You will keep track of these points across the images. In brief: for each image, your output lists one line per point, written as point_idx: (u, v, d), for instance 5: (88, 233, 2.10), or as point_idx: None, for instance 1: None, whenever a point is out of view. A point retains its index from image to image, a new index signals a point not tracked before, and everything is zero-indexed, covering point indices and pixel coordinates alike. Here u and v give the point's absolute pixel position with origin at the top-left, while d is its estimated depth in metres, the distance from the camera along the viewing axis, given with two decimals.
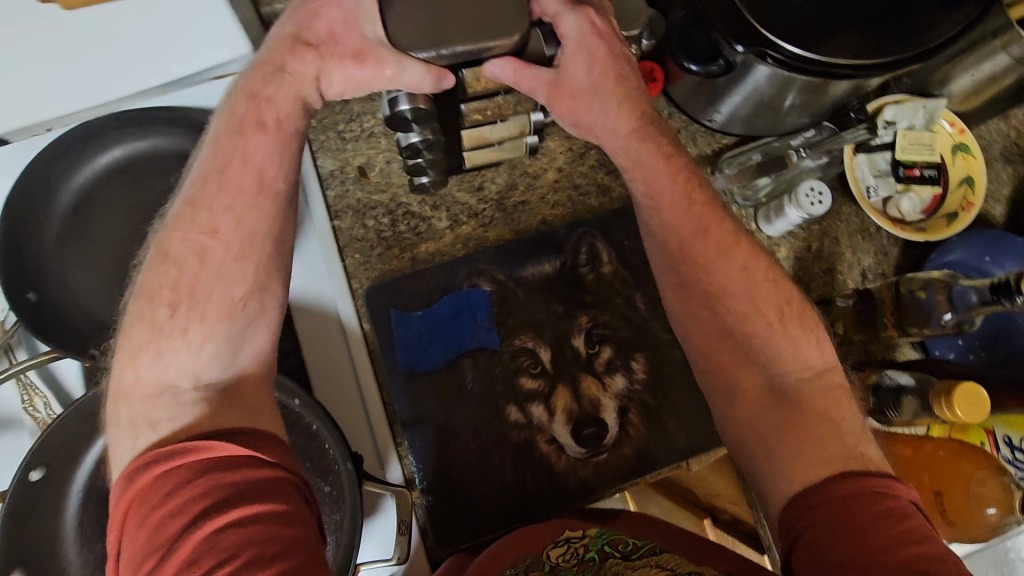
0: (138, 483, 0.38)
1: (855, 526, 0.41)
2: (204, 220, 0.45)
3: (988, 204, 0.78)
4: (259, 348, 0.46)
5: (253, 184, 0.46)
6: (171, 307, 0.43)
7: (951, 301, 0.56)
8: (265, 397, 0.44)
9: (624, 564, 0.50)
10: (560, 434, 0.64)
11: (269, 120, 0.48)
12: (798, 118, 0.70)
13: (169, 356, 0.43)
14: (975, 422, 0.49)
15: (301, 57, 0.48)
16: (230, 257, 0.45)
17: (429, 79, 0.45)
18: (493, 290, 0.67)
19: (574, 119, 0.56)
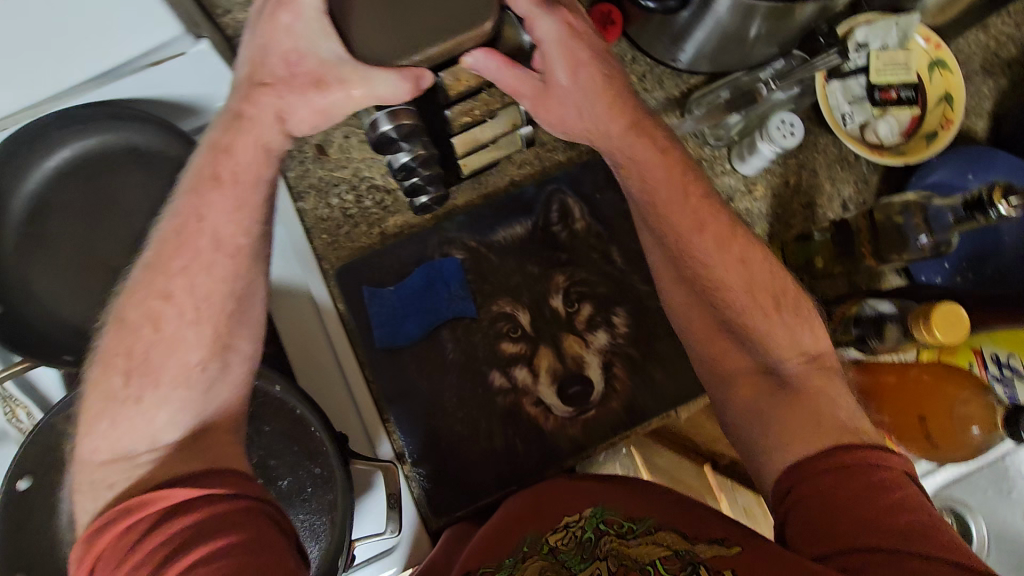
0: (99, 542, 0.36)
1: (843, 502, 0.43)
2: (159, 287, 0.42)
3: (970, 122, 0.76)
4: (226, 403, 0.43)
5: (210, 246, 0.43)
6: (125, 376, 0.40)
7: (928, 224, 0.54)
8: (234, 442, 0.42)
9: (619, 543, 0.46)
10: (546, 395, 0.64)
11: (225, 173, 0.44)
12: (766, 49, 0.66)
13: (124, 424, 0.40)
14: (958, 341, 0.48)
15: (260, 99, 0.44)
16: (184, 323, 0.42)
17: (406, 86, 0.41)
18: (466, 257, 0.66)
19: (563, 127, 0.54)
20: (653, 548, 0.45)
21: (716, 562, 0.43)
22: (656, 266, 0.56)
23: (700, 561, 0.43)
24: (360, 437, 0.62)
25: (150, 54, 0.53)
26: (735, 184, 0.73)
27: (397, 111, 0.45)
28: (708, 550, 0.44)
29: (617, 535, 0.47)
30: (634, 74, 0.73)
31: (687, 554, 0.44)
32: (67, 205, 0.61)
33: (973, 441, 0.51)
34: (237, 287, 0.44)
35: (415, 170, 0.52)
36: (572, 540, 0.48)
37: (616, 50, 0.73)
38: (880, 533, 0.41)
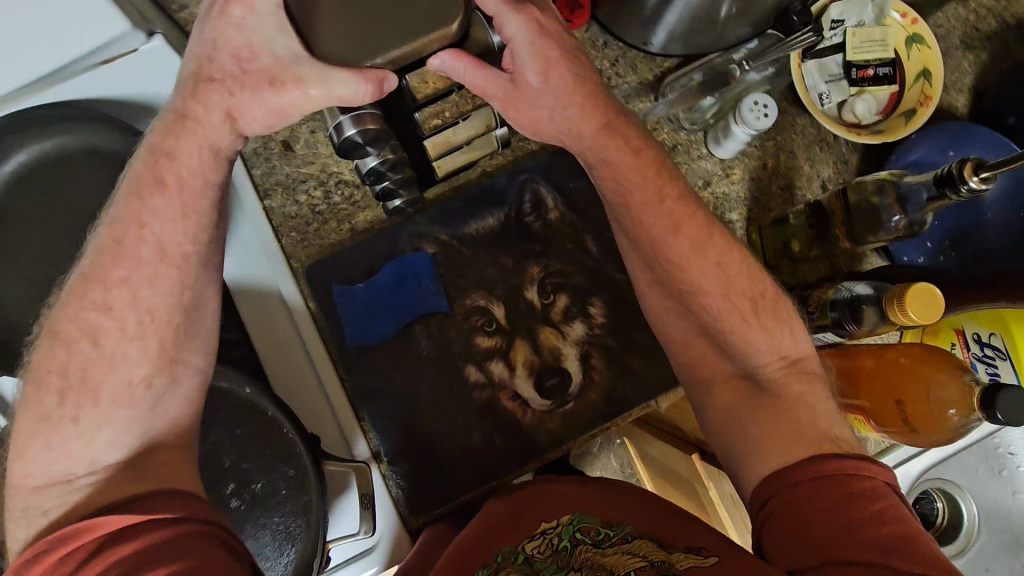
0: (29, 574, 0.35)
1: (821, 513, 0.42)
2: (97, 298, 0.40)
3: (949, 98, 0.74)
4: (175, 417, 0.42)
5: (152, 257, 0.42)
6: (59, 395, 0.39)
7: (903, 202, 0.53)
8: (184, 460, 0.41)
9: (594, 552, 0.46)
10: (523, 389, 0.63)
11: (169, 178, 0.42)
12: (738, 31, 0.64)
13: (58, 445, 0.38)
14: (931, 322, 0.47)
15: (207, 95, 0.43)
16: (126, 337, 0.41)
17: (369, 88, 0.39)
18: (437, 251, 0.65)
19: (535, 128, 0.52)
20: (628, 558, 0.44)
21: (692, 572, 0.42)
22: (632, 259, 0.55)
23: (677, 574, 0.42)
24: (334, 434, 0.60)
25: (99, 53, 0.53)
26: (711, 168, 0.71)
27: (361, 116, 0.43)
28: (684, 560, 0.44)
29: (592, 543, 0.47)
30: (606, 60, 0.71)
31: (664, 564, 0.43)
32: (23, 212, 0.60)
33: (951, 425, 0.49)
34: (186, 296, 0.43)
35: (384, 173, 0.51)
36: (549, 547, 0.47)
37: (586, 35, 0.71)
38: (858, 546, 0.40)
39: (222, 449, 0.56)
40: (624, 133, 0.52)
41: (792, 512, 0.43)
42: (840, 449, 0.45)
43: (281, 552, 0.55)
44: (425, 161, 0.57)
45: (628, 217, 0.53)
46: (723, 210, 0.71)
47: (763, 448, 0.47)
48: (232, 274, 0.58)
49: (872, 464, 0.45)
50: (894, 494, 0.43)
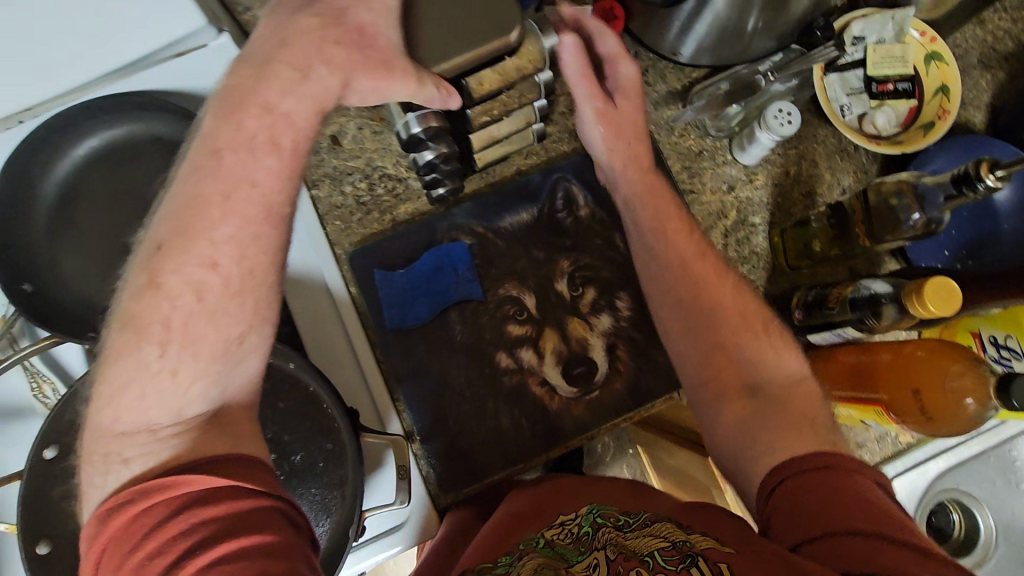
0: (117, 519, 0.37)
1: (824, 496, 0.44)
2: (203, 252, 0.41)
3: (968, 113, 0.77)
4: (251, 376, 0.44)
5: (259, 214, 0.42)
6: (160, 346, 0.40)
7: (921, 202, 0.56)
8: (252, 420, 0.43)
9: (617, 534, 0.47)
10: (551, 376, 0.66)
11: (285, 141, 0.44)
12: (764, 43, 0.68)
13: (153, 393, 0.40)
14: (949, 314, 0.49)
15: (332, 57, 0.46)
16: (228, 294, 0.41)
17: (439, 97, 0.47)
18: (473, 242, 0.68)
19: (610, 143, 0.64)
20: (649, 539, 0.45)
21: (713, 554, 0.42)
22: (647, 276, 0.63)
23: (697, 551, 0.42)
24: (369, 411, 0.64)
25: (174, 46, 0.59)
26: (735, 174, 0.74)
27: (426, 115, 0.50)
28: (703, 541, 0.44)
29: (613, 527, 0.48)
30: (637, 69, 0.75)
31: (684, 543, 0.44)
32: (89, 191, 0.63)
33: (965, 413, 0.51)
34: (276, 263, 0.44)
35: (436, 165, 0.56)
36: (568, 535, 0.49)
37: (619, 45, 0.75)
38: (856, 517, 0.41)
39: (265, 423, 0.59)
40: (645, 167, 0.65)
41: (795, 500, 0.45)
42: (838, 449, 0.48)
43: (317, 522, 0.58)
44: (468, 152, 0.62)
45: (664, 226, 0.63)
46: (745, 213, 0.74)
47: (779, 439, 0.49)
48: (297, 261, 0.63)
49: (863, 463, 0.47)
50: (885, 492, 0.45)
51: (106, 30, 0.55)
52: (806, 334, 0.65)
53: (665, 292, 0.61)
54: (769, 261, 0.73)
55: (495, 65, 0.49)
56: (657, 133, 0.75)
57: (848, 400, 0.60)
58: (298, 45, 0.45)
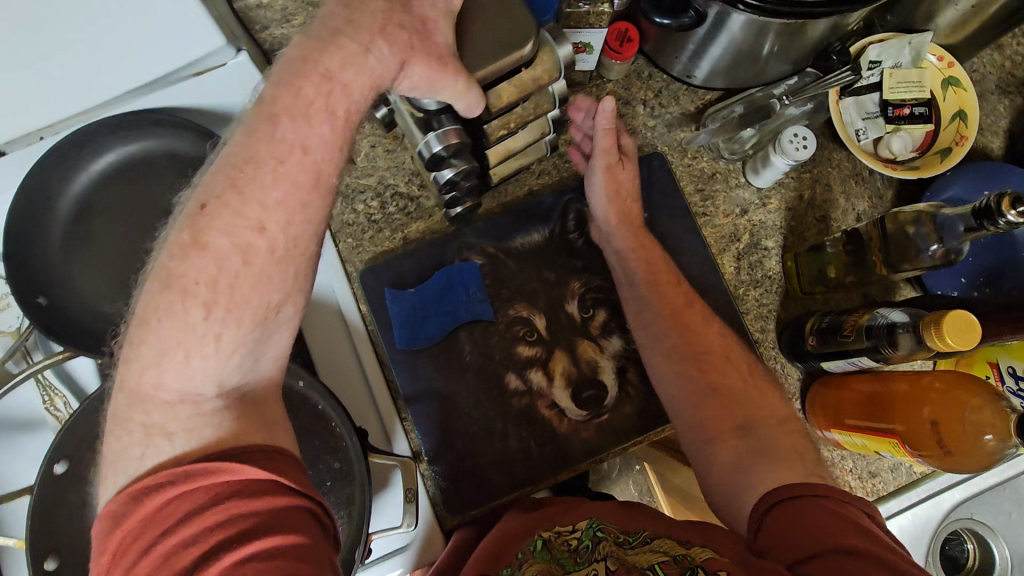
0: (147, 505, 0.36)
1: (810, 511, 0.44)
2: (253, 213, 0.38)
3: (984, 139, 0.76)
4: (277, 354, 0.42)
5: (309, 181, 0.40)
6: (205, 308, 0.38)
7: (940, 232, 0.55)
8: (278, 402, 0.42)
9: (617, 549, 0.48)
10: (560, 398, 0.66)
11: (341, 110, 0.41)
12: (779, 66, 0.68)
13: (199, 360, 0.38)
14: (970, 346, 0.49)
15: (395, 36, 0.43)
16: (274, 260, 0.39)
17: (467, 99, 0.46)
18: (484, 262, 0.68)
19: (615, 200, 0.66)
20: (652, 555, 0.46)
21: (712, 563, 0.44)
22: (633, 307, 0.64)
23: (698, 565, 0.44)
24: (377, 431, 0.64)
25: (196, 65, 0.59)
26: (748, 198, 0.74)
27: (447, 133, 0.49)
28: (702, 552, 0.45)
29: (613, 543, 0.49)
30: (651, 91, 0.75)
31: (685, 558, 0.45)
32: (106, 206, 0.64)
33: (986, 449, 0.50)
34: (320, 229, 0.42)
35: (457, 182, 0.56)
36: (568, 545, 0.50)
37: (633, 67, 0.75)
38: (845, 534, 0.42)
39: None
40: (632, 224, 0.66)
41: (789, 517, 0.45)
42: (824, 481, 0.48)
43: None
44: (485, 170, 0.63)
45: (654, 275, 0.64)
46: (758, 236, 0.73)
47: (774, 477, 0.49)
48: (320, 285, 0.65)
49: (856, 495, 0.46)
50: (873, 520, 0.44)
51: (131, 48, 0.55)
52: (819, 360, 0.65)
53: (660, 344, 0.61)
54: (782, 285, 0.72)
55: (512, 79, 0.50)
56: (670, 155, 0.75)
57: (861, 430, 0.59)
58: (365, 18, 0.43)
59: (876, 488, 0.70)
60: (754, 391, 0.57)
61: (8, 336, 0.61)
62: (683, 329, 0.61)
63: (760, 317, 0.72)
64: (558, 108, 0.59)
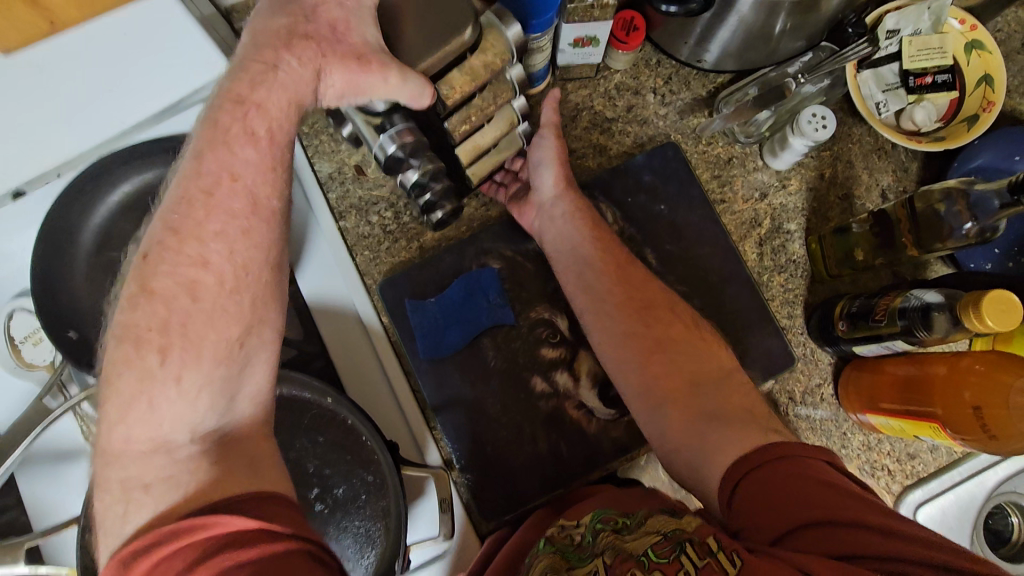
0: (140, 566, 0.33)
1: (799, 479, 0.41)
2: (194, 252, 0.39)
3: (1015, 101, 0.73)
4: (259, 387, 0.41)
5: (244, 208, 0.40)
6: (161, 353, 0.37)
7: (973, 209, 0.53)
8: (267, 439, 0.41)
9: (614, 537, 0.45)
10: (587, 399, 0.65)
11: (261, 130, 0.42)
12: (793, 43, 0.66)
13: (164, 406, 0.37)
14: (1011, 328, 0.48)
15: (300, 50, 0.44)
16: (224, 293, 0.39)
17: (408, 93, 0.45)
18: (502, 266, 0.68)
19: (557, 166, 0.66)
20: (645, 538, 0.43)
21: (702, 532, 0.42)
22: (571, 291, 0.63)
23: (689, 538, 0.41)
24: (408, 442, 0.65)
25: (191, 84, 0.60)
26: (767, 180, 0.72)
27: (399, 132, 0.50)
28: (691, 525, 0.43)
29: (613, 529, 0.47)
30: (659, 78, 0.73)
31: (675, 532, 0.43)
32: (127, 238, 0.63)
33: None
34: (270, 256, 0.41)
35: (426, 185, 0.57)
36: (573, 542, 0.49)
37: (640, 55, 0.73)
38: (846, 507, 0.39)
39: (306, 455, 0.60)
40: (576, 193, 0.66)
41: (776, 490, 0.42)
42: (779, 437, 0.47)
43: (362, 554, 0.59)
44: (460, 170, 0.63)
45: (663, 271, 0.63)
46: (779, 220, 0.71)
47: (734, 441, 0.47)
48: (310, 289, 0.65)
49: (812, 445, 0.45)
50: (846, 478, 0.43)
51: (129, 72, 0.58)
52: (850, 346, 0.64)
53: None
54: (808, 269, 0.70)
55: (461, 67, 0.50)
56: (683, 143, 0.73)
57: (898, 413, 0.58)
58: (266, 37, 0.44)
59: (915, 470, 0.68)
60: (699, 341, 0.57)
61: (44, 369, 0.62)
62: (634, 292, 0.61)
63: (786, 303, 0.70)
64: (521, 95, 0.60)
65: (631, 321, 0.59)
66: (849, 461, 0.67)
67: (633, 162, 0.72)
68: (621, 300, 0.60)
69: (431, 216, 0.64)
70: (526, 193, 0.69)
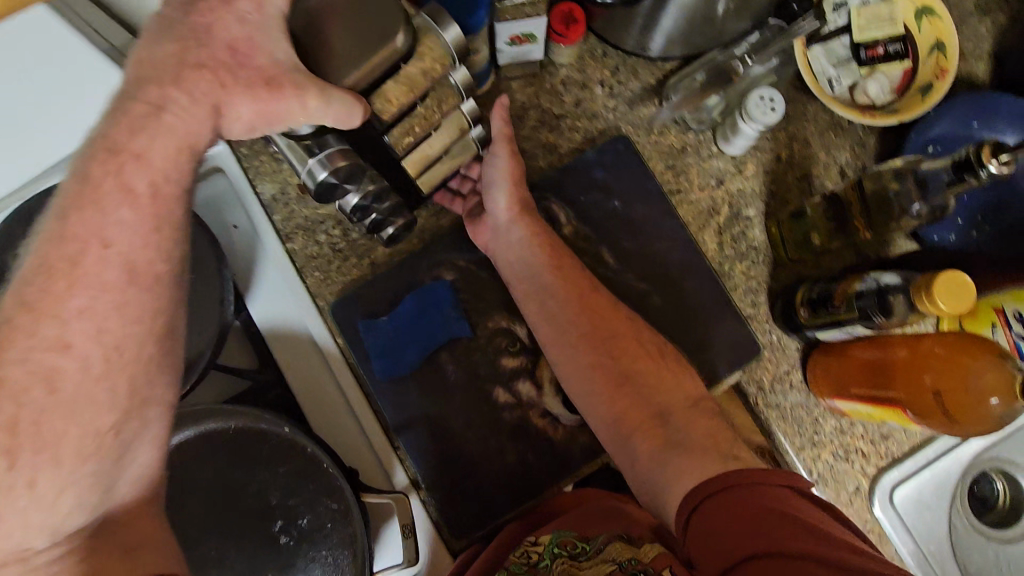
0: None
1: (750, 513, 0.43)
2: (51, 333, 0.37)
3: (971, 66, 0.71)
4: (138, 473, 0.41)
5: (120, 278, 0.38)
6: (9, 456, 0.35)
7: (923, 189, 0.52)
8: (155, 523, 0.42)
9: (571, 564, 0.52)
10: (553, 407, 0.64)
11: (140, 186, 0.40)
12: (738, 24, 0.64)
13: (13, 513, 0.36)
14: (964, 309, 0.46)
15: (192, 83, 0.41)
16: (90, 381, 0.37)
17: (336, 113, 0.42)
18: (456, 277, 0.66)
19: (509, 184, 0.64)
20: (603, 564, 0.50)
21: (658, 563, 0.47)
22: (522, 302, 0.62)
23: (643, 568, 0.47)
24: (372, 468, 0.63)
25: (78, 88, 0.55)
26: (723, 166, 0.70)
27: (330, 156, 0.47)
28: (647, 556, 0.49)
29: (569, 556, 0.53)
30: (606, 69, 0.71)
31: (631, 563, 0.49)
32: None
33: (991, 415, 0.47)
34: (153, 327, 0.40)
35: (370, 207, 0.54)
36: (528, 561, 0.55)
37: (585, 47, 0.71)
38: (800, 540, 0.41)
39: (269, 488, 0.58)
40: (530, 214, 0.64)
41: (732, 521, 0.43)
42: (747, 466, 0.48)
43: None
44: (408, 179, 0.59)
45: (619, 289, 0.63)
46: (737, 207, 0.70)
47: (692, 472, 0.49)
48: (262, 315, 0.64)
49: (779, 469, 0.47)
50: (803, 503, 0.44)
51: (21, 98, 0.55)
52: (814, 332, 0.62)
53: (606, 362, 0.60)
54: (768, 254, 0.69)
55: (396, 77, 0.46)
56: (635, 135, 0.71)
57: (868, 399, 0.57)
58: (156, 70, 0.41)
59: (890, 450, 0.67)
60: (665, 371, 0.58)
61: None
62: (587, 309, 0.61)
63: (749, 291, 0.68)
64: (468, 100, 0.56)
65: (593, 354, 0.59)
66: (822, 447, 0.66)
67: (584, 157, 0.69)
68: (573, 311, 0.60)
69: (381, 233, 0.61)
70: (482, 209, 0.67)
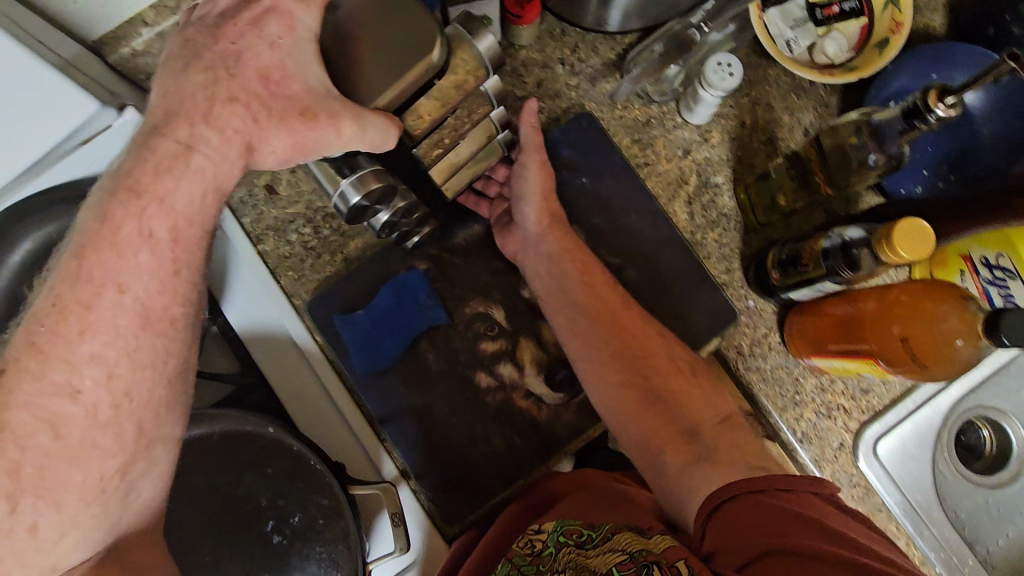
0: None
1: (769, 515, 0.44)
2: (62, 379, 0.37)
3: (927, 18, 0.72)
4: (143, 506, 0.42)
5: (133, 324, 0.39)
6: (11, 501, 0.36)
7: (879, 138, 0.52)
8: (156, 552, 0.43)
9: (578, 553, 0.50)
10: (534, 386, 0.65)
11: (160, 231, 0.40)
12: None
13: (13, 552, 0.37)
14: (925, 256, 0.47)
15: (223, 119, 0.41)
16: (95, 425, 0.38)
17: (375, 138, 0.41)
18: (428, 266, 0.66)
19: (538, 191, 0.65)
20: (610, 555, 0.47)
21: (670, 555, 0.44)
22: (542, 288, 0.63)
23: (654, 560, 0.44)
24: (361, 461, 0.64)
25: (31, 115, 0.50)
26: (688, 136, 0.70)
27: (364, 178, 0.46)
28: (659, 545, 0.46)
29: (575, 545, 0.51)
30: (567, 48, 0.71)
31: (640, 552, 0.45)
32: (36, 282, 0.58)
33: (957, 355, 0.48)
34: (172, 353, 0.41)
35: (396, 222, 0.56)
36: (534, 552, 0.54)
37: (544, 26, 0.70)
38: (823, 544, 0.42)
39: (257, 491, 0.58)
40: (558, 225, 0.66)
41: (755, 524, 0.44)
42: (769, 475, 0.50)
43: None
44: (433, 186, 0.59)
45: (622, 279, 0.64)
46: (706, 175, 0.70)
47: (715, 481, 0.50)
48: (240, 320, 0.63)
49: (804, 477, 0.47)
50: (822, 509, 0.45)
51: None
52: (785, 293, 0.63)
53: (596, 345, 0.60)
54: (739, 220, 0.69)
55: (429, 92, 0.43)
56: (599, 111, 0.71)
57: (841, 353, 0.57)
58: (176, 103, 0.41)
59: (870, 404, 0.68)
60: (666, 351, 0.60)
61: None
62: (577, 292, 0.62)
63: (722, 258, 0.69)
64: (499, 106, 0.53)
65: (614, 357, 0.60)
66: (804, 407, 0.67)
67: (550, 137, 0.69)
68: (594, 313, 0.61)
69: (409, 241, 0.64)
70: (509, 218, 0.68)
